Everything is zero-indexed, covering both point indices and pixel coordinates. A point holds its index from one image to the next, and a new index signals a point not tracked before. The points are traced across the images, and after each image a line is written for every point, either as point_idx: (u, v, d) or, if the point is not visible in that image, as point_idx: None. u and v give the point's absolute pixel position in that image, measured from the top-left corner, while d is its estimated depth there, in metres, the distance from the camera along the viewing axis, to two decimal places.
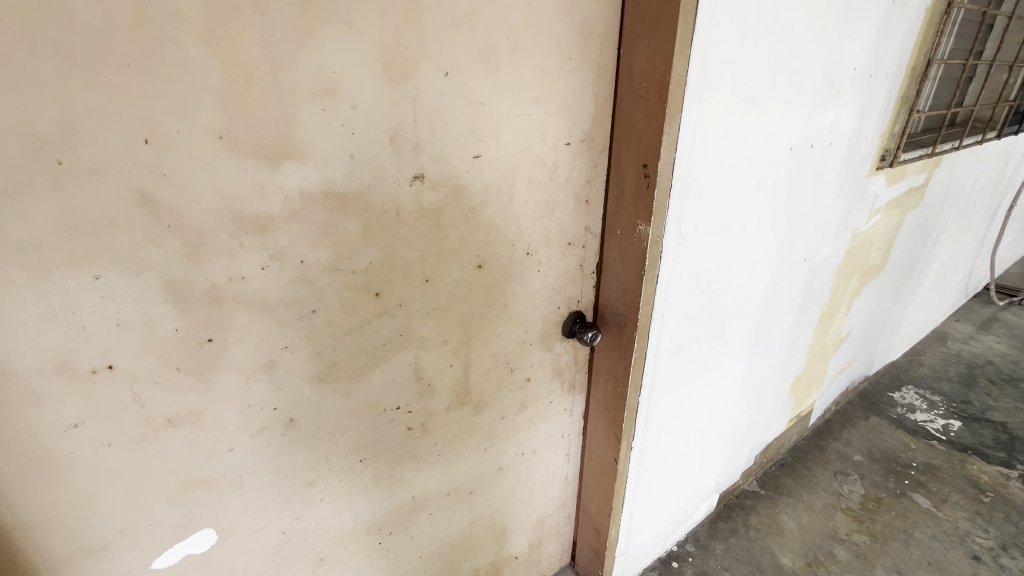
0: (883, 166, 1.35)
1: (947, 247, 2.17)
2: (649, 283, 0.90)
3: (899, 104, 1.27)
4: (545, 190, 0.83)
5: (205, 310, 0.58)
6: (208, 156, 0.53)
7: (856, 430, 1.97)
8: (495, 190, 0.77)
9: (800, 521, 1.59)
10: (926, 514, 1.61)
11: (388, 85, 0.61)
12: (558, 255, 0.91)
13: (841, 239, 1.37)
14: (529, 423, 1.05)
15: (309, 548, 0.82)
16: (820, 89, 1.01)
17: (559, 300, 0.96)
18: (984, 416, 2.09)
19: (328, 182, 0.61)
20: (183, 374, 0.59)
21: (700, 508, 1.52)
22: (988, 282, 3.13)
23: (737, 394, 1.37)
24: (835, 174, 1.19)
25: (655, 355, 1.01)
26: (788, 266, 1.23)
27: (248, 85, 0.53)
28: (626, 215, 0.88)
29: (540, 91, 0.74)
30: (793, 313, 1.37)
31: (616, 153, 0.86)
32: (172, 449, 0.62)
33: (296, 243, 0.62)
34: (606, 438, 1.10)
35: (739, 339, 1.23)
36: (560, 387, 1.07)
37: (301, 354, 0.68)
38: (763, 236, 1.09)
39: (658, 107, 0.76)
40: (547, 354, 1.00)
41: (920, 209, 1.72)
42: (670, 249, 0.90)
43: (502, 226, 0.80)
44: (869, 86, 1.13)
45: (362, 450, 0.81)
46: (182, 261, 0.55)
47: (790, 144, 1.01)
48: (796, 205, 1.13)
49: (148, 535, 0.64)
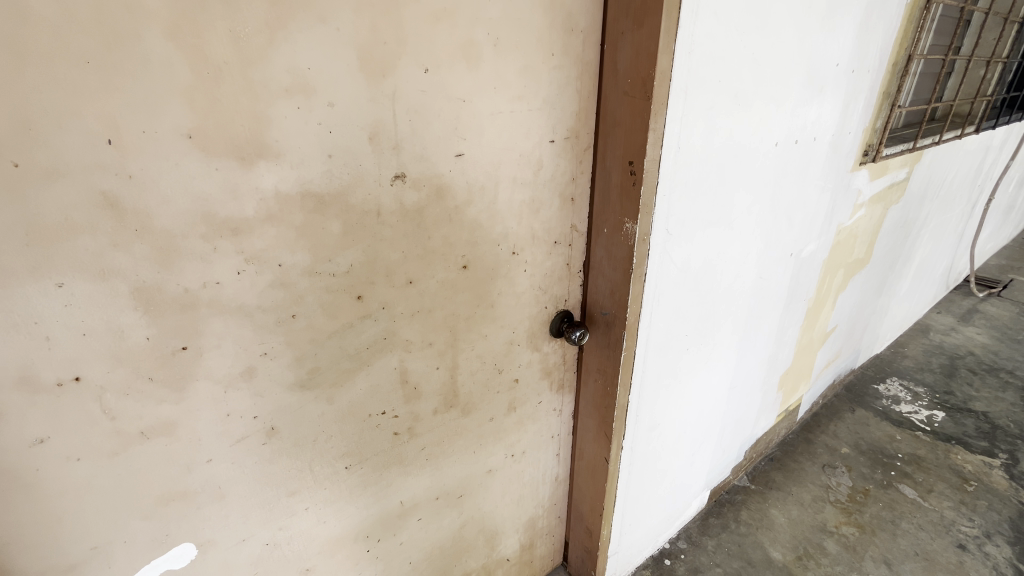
0: (866, 161, 1.36)
1: (929, 240, 2.20)
2: (637, 281, 0.89)
3: (881, 100, 1.28)
4: (531, 188, 0.82)
5: (178, 316, 0.56)
6: (176, 156, 0.51)
7: (843, 422, 1.99)
8: (479, 189, 0.75)
9: (789, 515, 1.60)
10: (912, 505, 1.63)
11: (366, 82, 0.59)
12: (545, 254, 0.90)
13: (827, 234, 1.38)
14: (518, 423, 1.04)
15: (294, 559, 0.80)
16: (804, 85, 1.01)
17: (546, 300, 0.95)
18: (966, 405, 2.12)
19: (305, 182, 0.59)
20: (157, 384, 0.57)
21: (692, 504, 1.53)
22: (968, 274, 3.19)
23: (727, 389, 1.37)
24: (819, 169, 1.20)
25: (645, 354, 1.01)
26: (775, 262, 1.24)
27: (218, 83, 0.50)
28: (612, 212, 0.87)
29: (523, 87, 0.73)
30: (780, 308, 1.38)
31: (600, 150, 0.85)
32: (147, 462, 0.59)
33: (273, 245, 0.60)
34: (596, 438, 1.09)
35: (728, 335, 1.23)
36: (548, 388, 1.05)
37: (281, 360, 0.66)
38: (750, 232, 1.10)
39: (642, 104, 0.75)
40: (535, 354, 0.99)
41: (902, 203, 1.74)
42: (657, 246, 0.90)
43: (487, 225, 0.79)
44: (852, 81, 1.13)
45: (348, 457, 0.79)
46: (152, 266, 0.53)
47: (775, 140, 1.02)
48: (782, 200, 1.14)
49: (124, 551, 0.62)
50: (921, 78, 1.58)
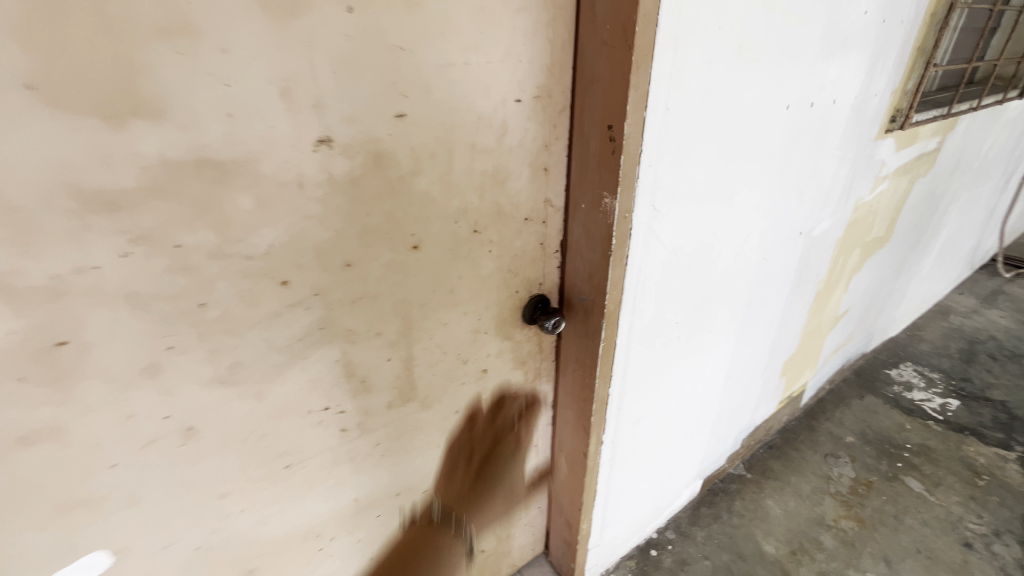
0: (893, 129, 1.21)
1: (956, 217, 2.03)
2: (617, 265, 0.79)
3: (915, 57, 1.11)
4: (493, 157, 0.71)
5: (49, 307, 0.47)
6: (15, 112, 0.41)
7: (850, 409, 1.90)
8: (428, 156, 0.65)
9: (785, 506, 1.52)
10: (917, 499, 1.55)
11: (270, 24, 0.48)
12: (513, 233, 0.79)
13: (842, 211, 1.25)
14: (489, 415, 0.96)
15: (235, 561, 0.74)
16: (824, 37, 0.86)
17: (518, 284, 0.85)
18: (984, 394, 2.00)
19: (200, 146, 0.49)
20: (32, 384, 0.49)
21: (682, 494, 1.46)
22: (995, 253, 2.99)
23: (723, 377, 1.28)
24: (837, 137, 1.06)
25: (626, 344, 0.91)
26: (781, 242, 1.12)
27: (61, 17, 0.40)
28: (591, 186, 0.75)
29: (478, 34, 0.61)
30: (785, 291, 1.27)
31: (578, 112, 0.73)
32: (32, 469, 0.52)
33: (165, 224, 0.50)
34: (575, 431, 1.01)
35: (725, 321, 1.13)
36: (522, 378, 0.97)
37: (192, 355, 0.57)
38: (752, 209, 0.98)
39: (623, 56, 0.63)
40: (505, 343, 0.90)
41: (930, 176, 1.58)
42: (641, 226, 0.78)
43: (440, 199, 0.69)
44: (881, 34, 0.98)
45: (288, 457, 0.72)
46: (2, 247, 0.44)
47: (785, 103, 0.88)
48: (792, 172, 1.01)
49: (19, 563, 0.55)
50: (962, 34, 1.40)
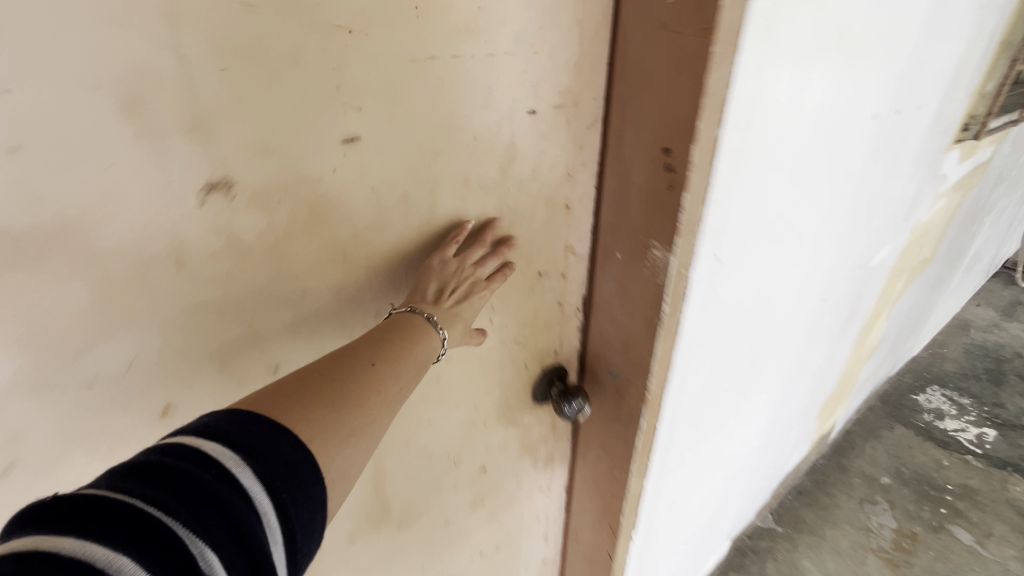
0: (965, 138, 1.01)
1: (988, 228, 1.86)
2: (666, 337, 0.57)
3: (1002, 51, 0.91)
4: (489, 194, 0.50)
5: None
6: None
7: (880, 442, 1.71)
8: (394, 199, 0.43)
9: (824, 569, 1.34)
10: (968, 555, 1.40)
11: None
12: (519, 292, 0.58)
13: (903, 234, 1.05)
14: (488, 516, 0.74)
15: None
16: (925, 24, 0.65)
17: (524, 358, 0.65)
18: (1020, 422, 1.85)
19: None
20: None
21: (709, 560, 1.26)
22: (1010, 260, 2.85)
23: (763, 433, 1.08)
24: (914, 150, 0.86)
25: (670, 430, 0.70)
26: (841, 279, 0.91)
27: None
28: (632, 232, 0.54)
29: (469, 14, 0.40)
30: (836, 330, 1.07)
31: (614, 125, 0.51)
32: None
33: None
34: (597, 527, 0.80)
35: (774, 374, 0.93)
36: (530, 465, 0.75)
37: None
38: (819, 245, 0.77)
39: (691, 44, 0.41)
40: (509, 431, 0.69)
41: (981, 187, 1.39)
42: (700, 285, 0.57)
43: (413, 259, 0.47)
44: (978, 22, 0.77)
45: None
46: None
47: (874, 111, 0.67)
48: (865, 196, 0.80)
49: None
50: None
